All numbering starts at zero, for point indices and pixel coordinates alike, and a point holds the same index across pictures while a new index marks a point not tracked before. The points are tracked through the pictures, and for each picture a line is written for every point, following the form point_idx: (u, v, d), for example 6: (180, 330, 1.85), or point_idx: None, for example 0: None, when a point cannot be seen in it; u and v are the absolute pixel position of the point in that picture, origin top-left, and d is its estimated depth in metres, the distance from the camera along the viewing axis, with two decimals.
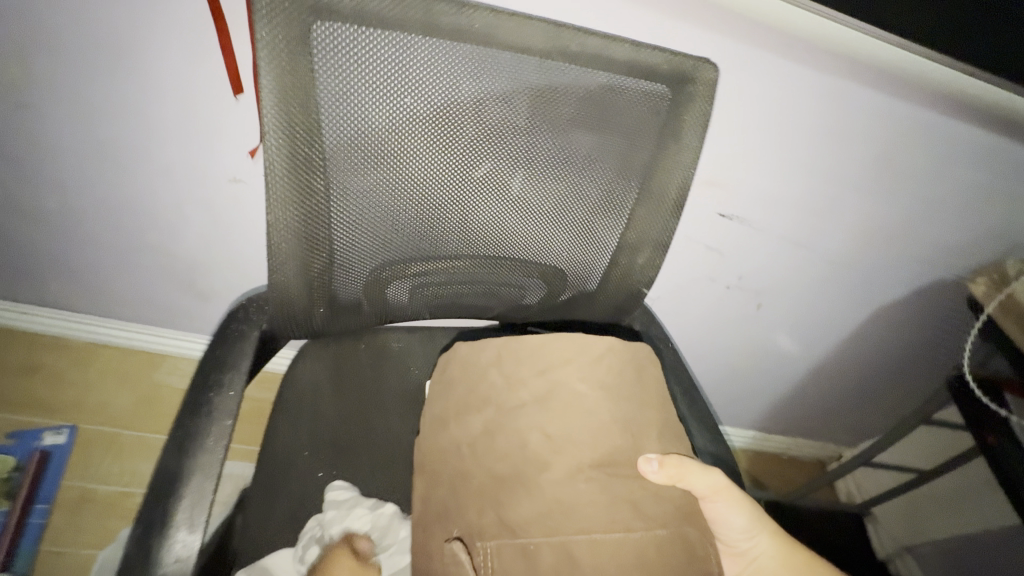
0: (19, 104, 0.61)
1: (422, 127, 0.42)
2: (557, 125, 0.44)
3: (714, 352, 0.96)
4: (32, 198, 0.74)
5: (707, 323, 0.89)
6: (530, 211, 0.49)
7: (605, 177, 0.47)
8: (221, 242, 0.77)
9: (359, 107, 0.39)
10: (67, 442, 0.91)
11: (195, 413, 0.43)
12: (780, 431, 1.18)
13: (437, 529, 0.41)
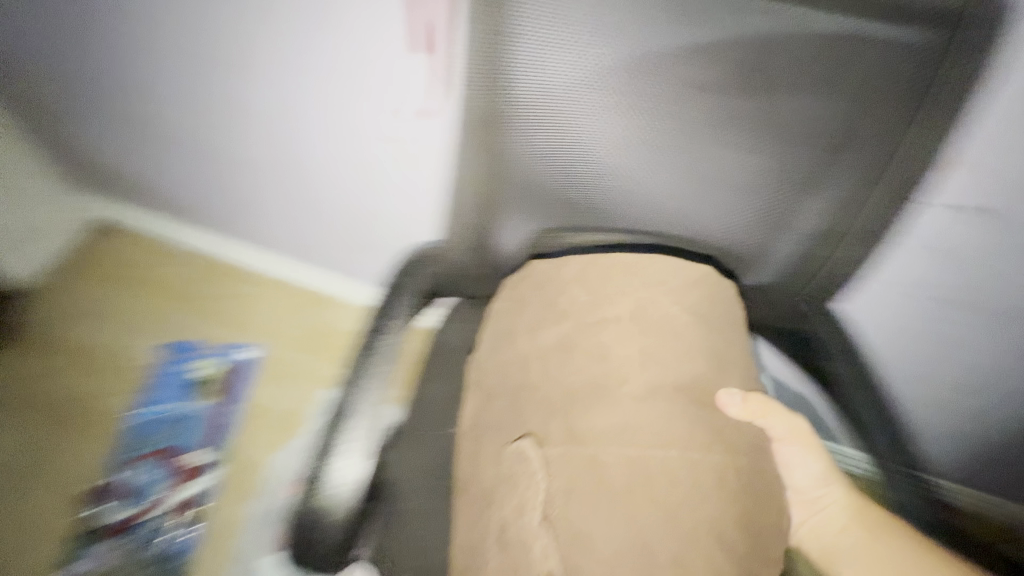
0: (260, 63, 0.78)
1: (608, 88, 0.42)
2: (760, 87, 0.40)
3: (913, 368, 0.79)
4: (257, 147, 0.92)
5: (896, 327, 0.75)
6: (709, 183, 0.46)
7: (809, 147, 0.42)
8: (391, 190, 0.91)
9: (549, 65, 0.41)
10: (256, 359, 1.11)
11: (367, 353, 0.50)
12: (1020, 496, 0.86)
13: (497, 435, 0.46)
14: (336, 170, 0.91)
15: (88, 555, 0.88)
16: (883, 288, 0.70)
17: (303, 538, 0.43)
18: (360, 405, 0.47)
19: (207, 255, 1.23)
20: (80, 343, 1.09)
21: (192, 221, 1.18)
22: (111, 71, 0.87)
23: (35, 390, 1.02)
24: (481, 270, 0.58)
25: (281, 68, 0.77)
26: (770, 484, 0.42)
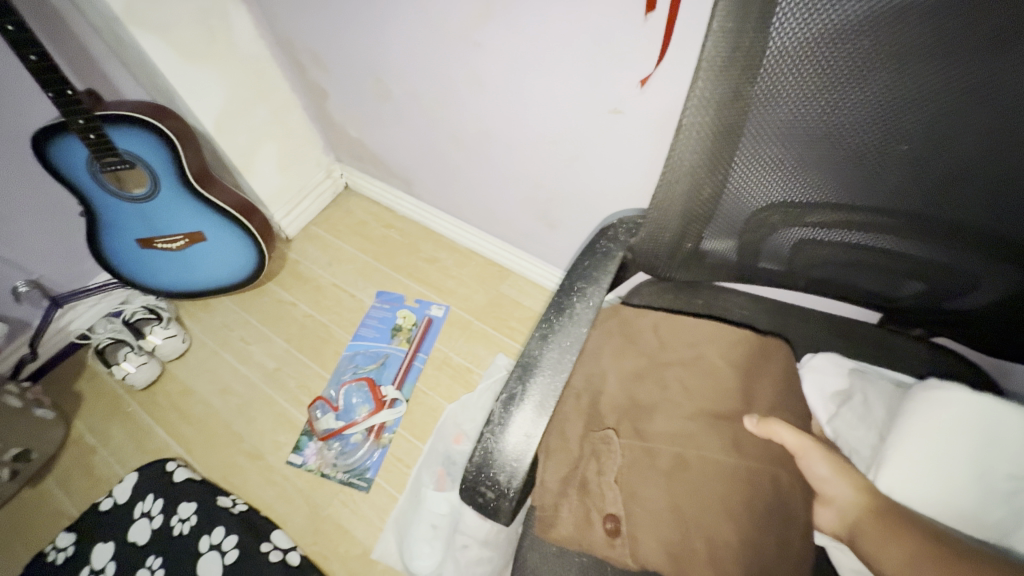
0: (477, 44, 0.84)
1: (909, 27, 0.32)
2: None
3: None
4: (468, 125, 1.02)
5: None
6: None
7: None
8: (580, 171, 0.93)
9: (825, 9, 0.33)
10: (442, 316, 1.27)
11: (561, 314, 0.46)
12: None
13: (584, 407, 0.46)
14: (536, 143, 0.94)
15: (303, 451, 1.10)
16: None
17: (478, 493, 0.41)
18: (541, 362, 0.44)
19: (417, 221, 1.44)
20: (323, 281, 1.37)
21: (410, 189, 1.38)
22: (371, 53, 1.04)
23: (291, 313, 1.32)
24: (684, 251, 0.50)
25: (497, 48, 0.82)
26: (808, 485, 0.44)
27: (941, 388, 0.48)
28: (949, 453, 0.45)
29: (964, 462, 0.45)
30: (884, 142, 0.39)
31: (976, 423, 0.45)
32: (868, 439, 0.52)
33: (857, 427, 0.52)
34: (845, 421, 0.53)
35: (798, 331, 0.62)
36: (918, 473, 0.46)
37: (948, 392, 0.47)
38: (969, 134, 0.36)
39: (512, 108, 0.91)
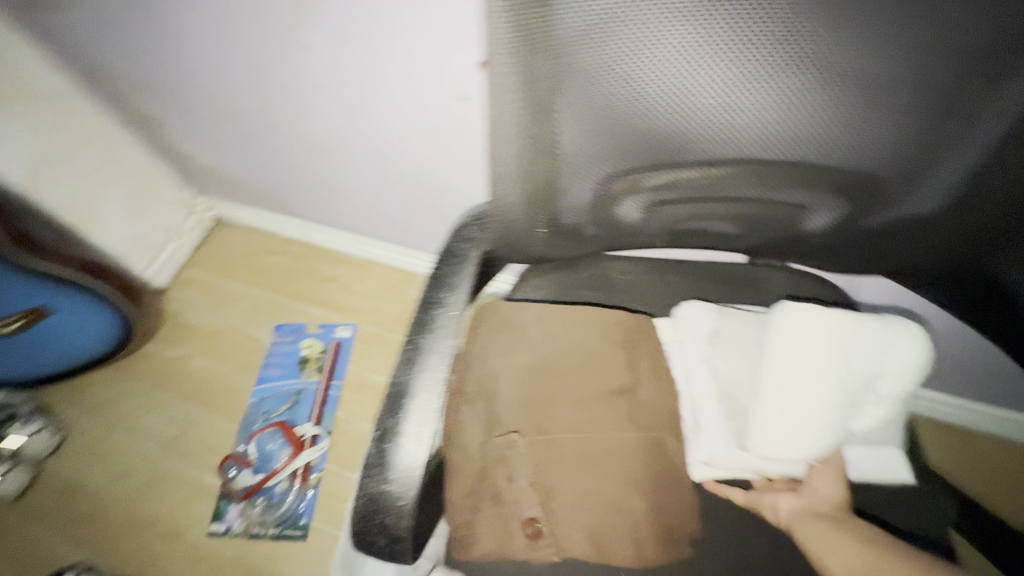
0: (299, 45, 0.78)
1: None
2: None
3: None
4: (321, 133, 0.96)
5: None
6: (826, 75, 0.37)
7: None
8: (450, 162, 0.90)
9: None
10: (351, 336, 1.20)
11: (423, 329, 0.44)
12: None
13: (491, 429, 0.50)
14: (396, 140, 0.90)
15: (225, 516, 1.01)
16: None
17: (369, 541, 0.39)
18: (411, 388, 0.41)
19: (305, 242, 1.34)
20: (211, 327, 1.24)
21: (286, 210, 1.27)
22: (196, 71, 0.92)
23: (180, 370, 1.19)
24: (542, 235, 0.49)
25: (324, 48, 0.76)
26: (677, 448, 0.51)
27: (791, 307, 0.51)
28: (814, 382, 0.48)
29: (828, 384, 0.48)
30: (693, 97, 0.39)
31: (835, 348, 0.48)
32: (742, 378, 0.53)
33: (728, 362, 0.54)
34: (719, 364, 0.54)
35: (676, 285, 0.64)
36: (790, 405, 0.49)
37: (807, 320, 0.49)
38: (763, 78, 0.38)
39: (366, 109, 0.85)
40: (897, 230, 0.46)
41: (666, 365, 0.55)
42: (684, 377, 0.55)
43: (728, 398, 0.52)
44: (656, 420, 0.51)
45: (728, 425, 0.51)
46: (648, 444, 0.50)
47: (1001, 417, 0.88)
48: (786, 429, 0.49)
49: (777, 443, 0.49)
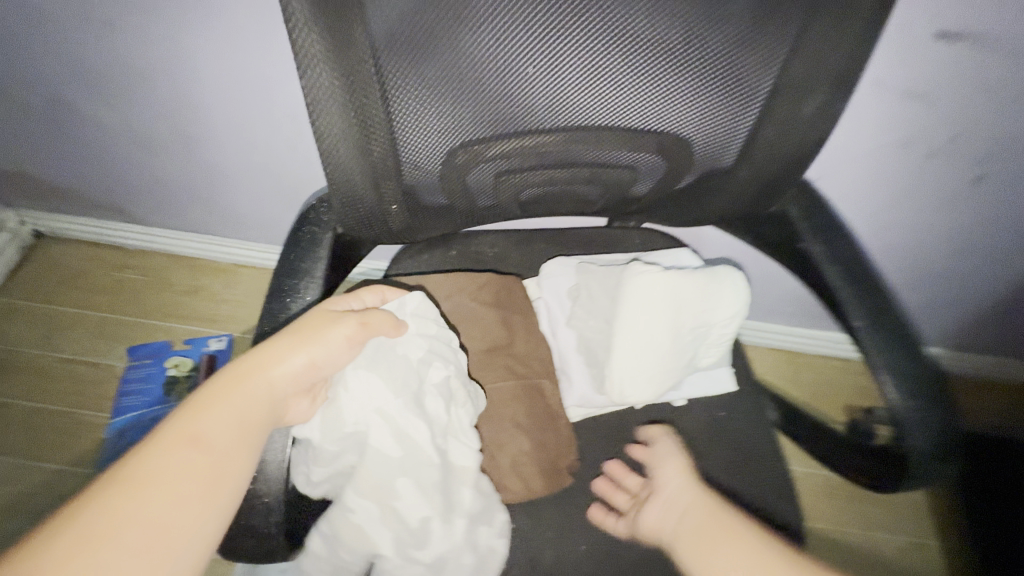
0: (111, 24, 0.70)
1: None
2: None
3: (861, 193, 0.74)
4: (154, 125, 0.86)
5: (861, 175, 0.72)
6: (625, 43, 0.41)
7: None
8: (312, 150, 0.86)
9: None
10: (227, 348, 1.09)
11: (275, 319, 0.42)
12: (952, 331, 1.00)
13: None
14: (246, 129, 0.84)
15: None
16: (851, 153, 0.69)
17: (236, 546, 0.37)
18: None
19: (159, 252, 1.19)
20: (45, 362, 1.06)
21: (126, 217, 1.12)
22: None
23: (8, 417, 1.00)
24: (395, 212, 0.49)
25: (143, 25, 0.70)
26: (552, 397, 0.55)
27: (644, 271, 0.56)
28: (653, 327, 0.55)
29: (665, 329, 0.55)
30: (511, 68, 0.41)
31: (668, 298, 0.55)
32: (598, 327, 0.58)
33: (587, 320, 0.58)
34: (578, 317, 0.58)
35: (544, 252, 0.68)
36: (636, 348, 0.55)
37: (649, 275, 0.56)
38: (572, 47, 0.41)
39: (200, 96, 0.79)
40: (709, 185, 0.53)
41: (537, 323, 0.59)
42: (551, 333, 0.60)
43: (588, 343, 0.57)
44: (531, 375, 0.55)
45: (590, 369, 0.57)
46: (525, 400, 0.54)
47: (824, 338, 1.06)
48: (634, 370, 0.54)
49: (621, 386, 0.55)
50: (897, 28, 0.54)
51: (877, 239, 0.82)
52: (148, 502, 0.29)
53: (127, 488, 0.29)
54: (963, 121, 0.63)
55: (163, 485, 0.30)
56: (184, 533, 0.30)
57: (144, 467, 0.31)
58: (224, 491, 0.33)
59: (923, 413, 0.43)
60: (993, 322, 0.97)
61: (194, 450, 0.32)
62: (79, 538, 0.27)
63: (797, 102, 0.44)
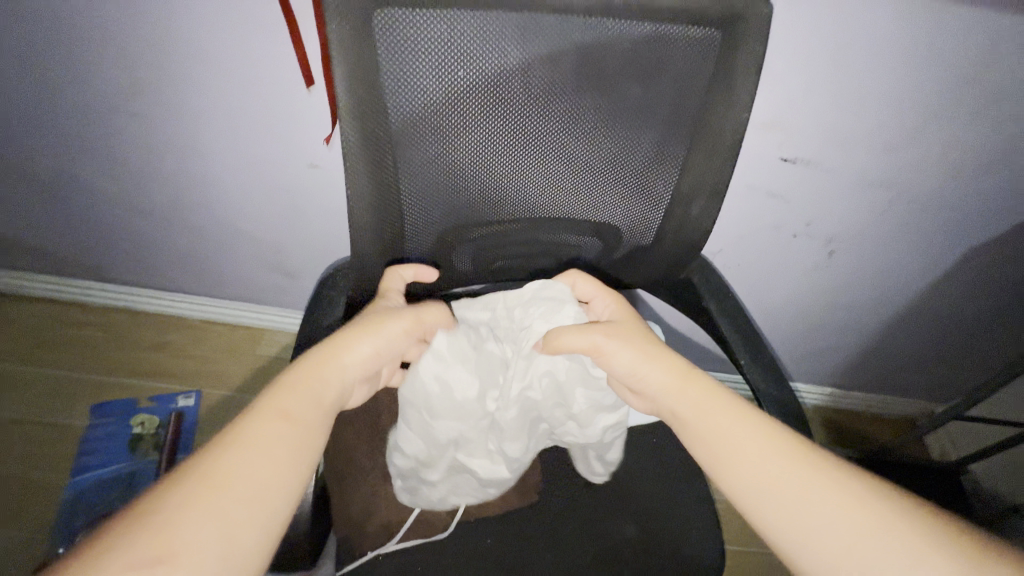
0: (136, 113, 0.83)
1: (474, 96, 0.50)
2: (588, 79, 0.52)
3: (752, 262, 0.96)
4: (154, 193, 0.96)
5: (749, 250, 0.93)
6: (572, 162, 0.58)
7: (633, 126, 0.56)
8: (302, 219, 0.98)
9: (420, 83, 0.48)
10: (195, 403, 1.12)
11: None
12: (835, 370, 1.24)
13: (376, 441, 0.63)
14: (244, 200, 0.96)
15: None
16: (740, 234, 0.90)
17: None
18: None
19: (127, 309, 1.22)
20: None
21: (100, 275, 1.16)
22: None
23: None
24: None
25: (165, 114, 0.83)
26: None
27: None
28: None
29: None
30: (491, 175, 0.57)
31: None
32: None
33: None
34: None
35: None
36: None
37: None
38: (535, 163, 0.57)
39: (205, 171, 0.91)
40: (634, 261, 0.70)
41: None
42: None
43: None
44: None
45: None
46: None
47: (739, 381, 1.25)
48: None
49: None
50: (754, 152, 0.76)
51: (767, 298, 1.03)
52: (253, 458, 0.43)
53: (243, 448, 0.43)
54: (814, 213, 0.85)
55: (262, 449, 0.44)
56: (273, 486, 0.43)
57: (251, 435, 0.44)
58: (297, 459, 0.45)
59: None
60: (863, 362, 1.20)
61: (284, 422, 0.46)
62: (214, 479, 0.41)
63: (689, 205, 0.62)
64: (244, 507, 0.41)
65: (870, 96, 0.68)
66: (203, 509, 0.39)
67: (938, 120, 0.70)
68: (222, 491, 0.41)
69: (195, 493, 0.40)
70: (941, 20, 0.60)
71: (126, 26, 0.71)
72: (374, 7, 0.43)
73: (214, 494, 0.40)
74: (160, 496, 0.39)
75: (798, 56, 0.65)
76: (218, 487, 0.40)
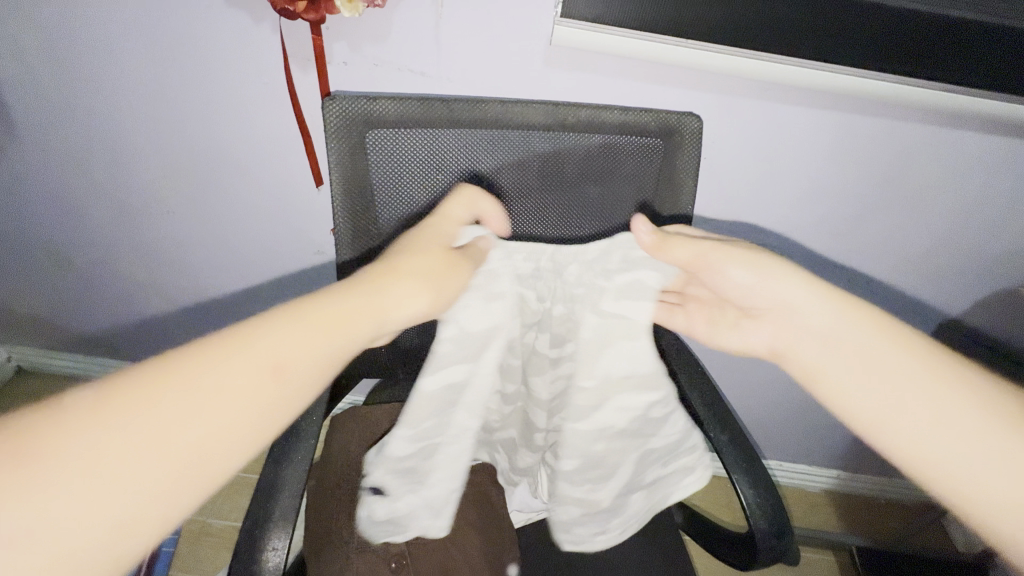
0: (167, 211, 0.95)
1: (454, 197, 0.59)
2: (556, 180, 0.60)
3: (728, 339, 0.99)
4: (172, 279, 1.07)
5: None
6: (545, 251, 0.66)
7: (597, 221, 0.63)
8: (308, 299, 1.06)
9: (404, 188, 0.57)
10: None
11: (289, 435, 0.56)
12: (833, 449, 1.22)
13: (356, 514, 0.66)
14: (255, 283, 1.05)
15: None
16: None
17: None
18: (282, 479, 0.53)
19: None
20: None
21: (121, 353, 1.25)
22: (32, 224, 1.00)
23: None
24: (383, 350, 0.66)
25: (189, 210, 0.94)
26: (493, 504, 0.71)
27: None
28: None
29: None
30: None
31: None
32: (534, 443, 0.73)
33: None
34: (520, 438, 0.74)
35: None
36: None
37: None
38: None
39: (218, 257, 1.01)
40: None
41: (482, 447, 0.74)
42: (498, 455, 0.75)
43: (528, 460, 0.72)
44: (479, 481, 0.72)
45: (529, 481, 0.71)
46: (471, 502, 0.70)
47: None
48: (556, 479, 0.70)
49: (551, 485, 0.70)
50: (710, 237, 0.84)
51: (746, 376, 1.06)
52: (182, 412, 0.38)
53: (147, 396, 0.38)
54: None
55: (196, 400, 0.39)
56: (221, 450, 0.39)
57: (221, 356, 0.41)
58: (250, 428, 0.41)
59: (759, 501, 0.59)
60: (860, 441, 1.18)
61: (235, 376, 0.41)
62: (124, 395, 0.38)
63: None
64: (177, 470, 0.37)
65: (808, 191, 0.77)
66: (139, 430, 0.37)
67: (876, 208, 0.78)
68: (138, 436, 0.36)
69: (184, 373, 0.40)
70: (855, 124, 0.69)
71: (162, 140, 0.84)
72: (366, 128, 0.53)
73: (68, 431, 0.35)
74: (142, 381, 0.39)
75: (734, 156, 0.74)
76: (111, 418, 0.37)
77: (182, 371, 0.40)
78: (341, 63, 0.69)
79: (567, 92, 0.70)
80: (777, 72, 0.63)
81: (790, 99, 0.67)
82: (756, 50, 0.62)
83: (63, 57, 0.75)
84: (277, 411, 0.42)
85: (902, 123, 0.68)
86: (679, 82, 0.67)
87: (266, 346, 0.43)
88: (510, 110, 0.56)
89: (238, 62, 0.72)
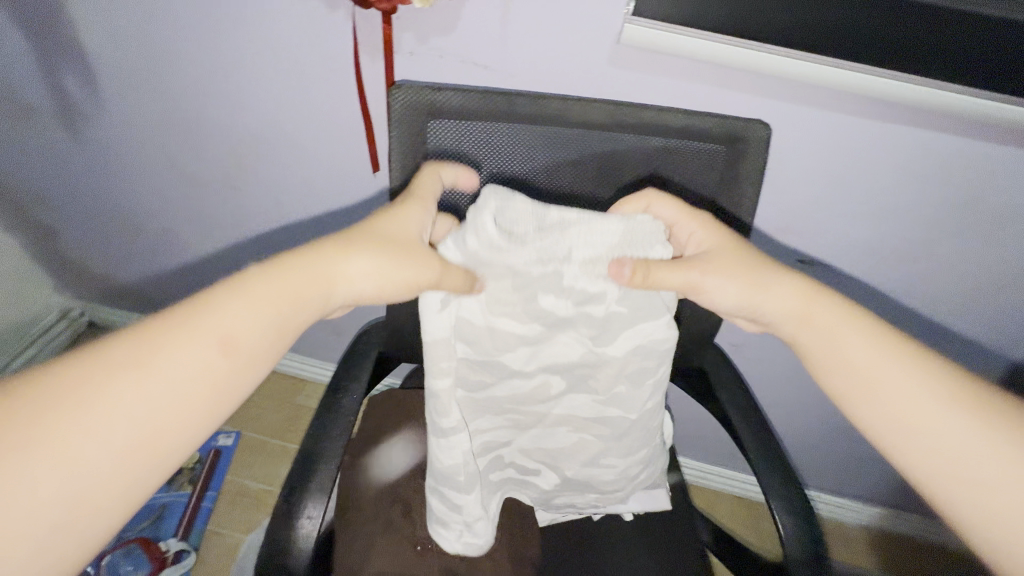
0: (232, 187, 1.00)
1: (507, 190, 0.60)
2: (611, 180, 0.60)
3: (774, 357, 0.95)
4: (231, 250, 1.13)
5: (772, 345, 0.93)
6: None
7: None
8: None
9: None
10: (233, 444, 1.21)
11: (330, 411, 0.59)
12: (878, 484, 1.15)
13: (386, 493, 0.68)
14: None
15: None
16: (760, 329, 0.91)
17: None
18: (320, 452, 0.55)
19: None
20: None
21: None
22: (111, 189, 1.08)
23: None
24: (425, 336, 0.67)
25: (252, 186, 0.99)
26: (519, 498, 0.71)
27: None
28: None
29: None
30: None
31: None
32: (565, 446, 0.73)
33: None
34: None
35: None
36: None
37: None
38: None
39: (274, 233, 1.06)
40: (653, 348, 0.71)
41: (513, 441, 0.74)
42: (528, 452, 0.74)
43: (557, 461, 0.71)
44: None
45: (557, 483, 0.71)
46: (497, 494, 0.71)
47: None
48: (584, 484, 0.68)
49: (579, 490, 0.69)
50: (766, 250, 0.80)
51: (791, 398, 1.02)
52: (110, 413, 0.39)
53: (86, 382, 0.40)
54: None
55: (122, 400, 0.39)
56: (169, 433, 0.41)
57: (132, 356, 0.41)
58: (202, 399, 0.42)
59: (797, 531, 0.57)
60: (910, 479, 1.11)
61: (159, 368, 0.41)
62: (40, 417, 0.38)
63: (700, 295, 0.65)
64: (136, 433, 0.39)
65: (876, 209, 0.73)
66: (69, 440, 0.37)
67: (953, 232, 0.73)
68: (88, 414, 0.38)
69: (91, 376, 0.40)
70: (940, 143, 0.64)
71: (233, 120, 0.89)
72: (428, 118, 0.54)
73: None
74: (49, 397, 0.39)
75: (799, 168, 0.70)
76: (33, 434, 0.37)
77: (100, 370, 0.40)
78: (407, 53, 0.71)
79: (629, 91, 0.68)
80: (858, 84, 0.59)
81: (867, 112, 0.63)
82: (836, 58, 0.59)
83: (153, 37, 0.80)
84: (220, 385, 0.43)
85: (992, 145, 0.63)
86: (747, 88, 0.65)
87: (213, 322, 0.44)
88: (571, 108, 0.55)
89: (311, 47, 0.75)
